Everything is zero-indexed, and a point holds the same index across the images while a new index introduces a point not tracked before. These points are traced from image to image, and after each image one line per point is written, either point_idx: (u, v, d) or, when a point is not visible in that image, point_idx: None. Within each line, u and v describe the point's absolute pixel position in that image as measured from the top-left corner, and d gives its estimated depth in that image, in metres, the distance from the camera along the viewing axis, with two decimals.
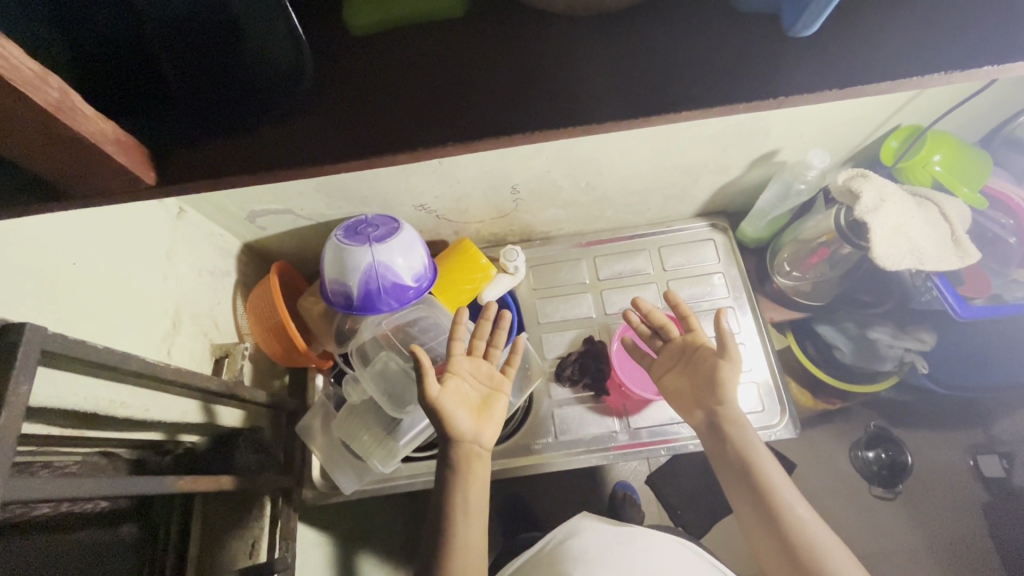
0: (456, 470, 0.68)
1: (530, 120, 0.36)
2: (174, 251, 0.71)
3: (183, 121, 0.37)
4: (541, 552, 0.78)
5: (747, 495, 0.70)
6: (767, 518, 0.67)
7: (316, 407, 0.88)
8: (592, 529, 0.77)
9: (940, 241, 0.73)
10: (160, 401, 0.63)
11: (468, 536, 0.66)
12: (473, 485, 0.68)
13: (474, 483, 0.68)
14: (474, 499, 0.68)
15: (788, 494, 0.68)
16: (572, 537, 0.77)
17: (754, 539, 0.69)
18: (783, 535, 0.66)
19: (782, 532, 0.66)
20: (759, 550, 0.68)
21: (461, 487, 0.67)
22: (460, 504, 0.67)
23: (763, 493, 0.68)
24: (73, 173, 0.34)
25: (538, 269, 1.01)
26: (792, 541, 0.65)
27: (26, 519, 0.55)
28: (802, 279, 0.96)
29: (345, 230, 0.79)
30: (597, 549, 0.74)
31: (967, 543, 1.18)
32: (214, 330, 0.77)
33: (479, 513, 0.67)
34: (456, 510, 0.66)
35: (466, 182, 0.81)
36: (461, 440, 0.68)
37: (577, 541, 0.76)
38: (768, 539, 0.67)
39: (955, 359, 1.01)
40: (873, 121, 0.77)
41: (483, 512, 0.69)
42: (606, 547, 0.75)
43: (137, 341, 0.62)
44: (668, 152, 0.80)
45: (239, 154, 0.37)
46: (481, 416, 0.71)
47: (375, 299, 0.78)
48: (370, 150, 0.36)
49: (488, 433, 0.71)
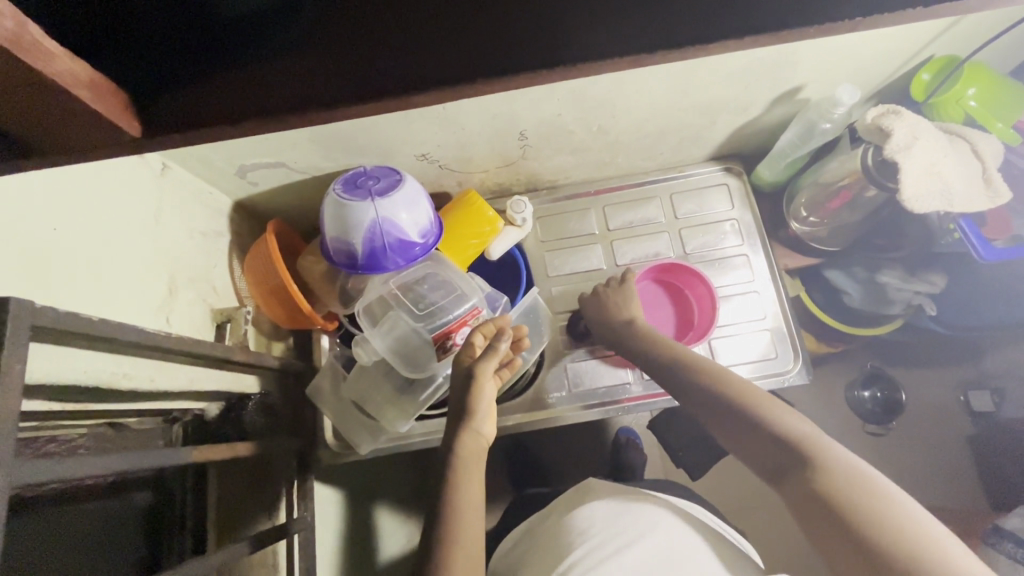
0: (460, 468, 0.67)
1: (563, 50, 0.32)
2: (162, 212, 0.66)
3: (169, 59, 0.32)
4: (549, 524, 0.80)
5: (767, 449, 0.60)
6: (743, 426, 0.62)
7: (325, 368, 0.85)
8: (601, 499, 0.78)
9: (971, 181, 0.70)
10: (165, 372, 0.60)
11: (463, 538, 0.63)
12: (472, 481, 0.67)
13: (476, 479, 0.67)
14: (473, 495, 0.66)
15: (760, 399, 0.63)
16: (581, 508, 0.78)
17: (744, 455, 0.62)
18: (762, 436, 0.60)
19: (762, 433, 0.60)
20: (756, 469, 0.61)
21: (463, 488, 0.66)
22: (463, 504, 0.65)
23: (734, 404, 0.64)
24: (44, 123, 0.29)
25: (546, 220, 0.97)
26: (776, 440, 0.59)
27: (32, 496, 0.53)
28: (819, 225, 0.93)
29: (344, 183, 0.74)
30: (602, 519, 0.74)
31: (956, 473, 1.23)
32: (213, 294, 0.73)
33: (474, 512, 0.66)
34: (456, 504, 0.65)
35: (470, 129, 0.75)
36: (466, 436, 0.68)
37: (587, 510, 0.77)
38: (752, 448, 0.61)
39: (963, 299, 1.00)
40: (909, 51, 0.72)
41: (479, 510, 0.66)
42: (610, 517, 0.74)
43: (133, 311, 0.58)
44: (686, 89, 0.74)
45: (236, 99, 0.32)
46: (487, 414, 0.70)
47: (380, 257, 0.75)
48: (395, 86, 0.32)
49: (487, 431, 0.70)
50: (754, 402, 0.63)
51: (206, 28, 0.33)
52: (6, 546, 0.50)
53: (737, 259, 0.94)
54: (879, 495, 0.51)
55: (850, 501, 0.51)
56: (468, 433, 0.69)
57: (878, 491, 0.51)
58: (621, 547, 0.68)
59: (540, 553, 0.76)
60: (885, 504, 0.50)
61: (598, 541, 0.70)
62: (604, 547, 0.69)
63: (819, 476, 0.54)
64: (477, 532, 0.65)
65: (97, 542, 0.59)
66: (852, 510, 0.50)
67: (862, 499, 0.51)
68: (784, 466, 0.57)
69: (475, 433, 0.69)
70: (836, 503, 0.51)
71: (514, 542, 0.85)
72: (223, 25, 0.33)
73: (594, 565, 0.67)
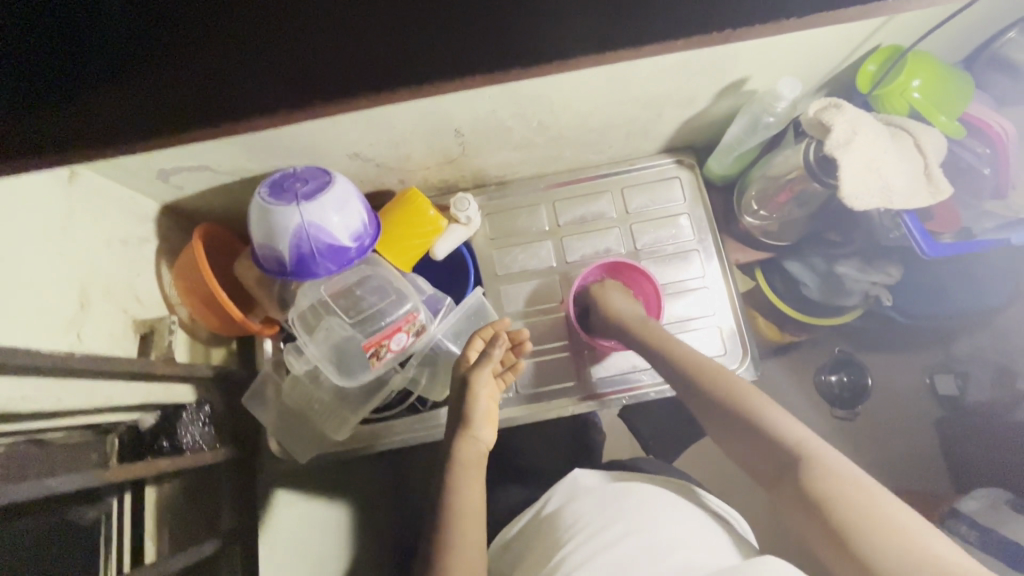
0: (457, 473, 0.70)
1: (418, 68, 0.30)
2: (71, 223, 0.63)
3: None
4: (541, 516, 0.79)
5: (739, 433, 0.65)
6: (733, 426, 0.66)
7: (267, 374, 0.83)
8: (586, 491, 0.78)
9: (913, 177, 0.68)
10: (74, 390, 0.58)
11: (462, 541, 0.66)
12: (472, 487, 0.70)
13: (474, 484, 0.70)
14: (473, 502, 0.69)
15: (745, 395, 0.67)
16: (569, 500, 0.78)
17: (737, 454, 0.66)
18: (751, 434, 0.64)
19: (751, 432, 0.64)
20: (748, 466, 0.65)
21: (463, 496, 0.69)
22: (460, 510, 0.68)
23: (722, 402, 0.68)
24: None
25: (495, 216, 0.95)
26: (765, 438, 0.62)
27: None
28: (769, 218, 0.91)
29: (270, 187, 0.71)
30: (590, 510, 0.74)
31: (917, 457, 1.24)
32: (136, 304, 0.71)
33: (474, 515, 0.68)
34: (463, 511, 0.68)
35: (401, 127, 0.72)
36: (464, 443, 0.72)
37: (575, 504, 0.76)
38: (742, 443, 0.65)
39: (916, 287, 1.00)
40: (851, 42, 0.69)
41: (480, 513, 0.69)
42: (599, 509, 0.73)
43: (37, 330, 0.56)
44: (625, 84, 0.71)
45: (56, 127, 0.30)
46: (488, 420, 0.74)
47: (309, 263, 0.72)
48: (231, 109, 0.30)
49: (486, 434, 0.74)
50: (740, 399, 0.66)
51: (16, 45, 0.30)
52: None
53: (689, 255, 0.92)
54: (860, 486, 0.55)
55: (832, 492, 0.54)
56: (466, 440, 0.72)
57: (861, 486, 0.55)
58: (610, 539, 0.68)
59: (536, 544, 0.75)
60: (867, 496, 0.54)
61: (587, 533, 0.70)
62: (596, 539, 0.68)
63: (805, 472, 0.57)
64: (475, 534, 0.67)
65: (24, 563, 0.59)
66: (820, 487, 0.56)
67: (842, 493, 0.54)
68: (771, 462, 0.61)
69: (472, 437, 0.72)
70: (821, 496, 0.55)
71: (504, 542, 0.82)
72: (34, 44, 0.30)
73: (587, 556, 0.66)
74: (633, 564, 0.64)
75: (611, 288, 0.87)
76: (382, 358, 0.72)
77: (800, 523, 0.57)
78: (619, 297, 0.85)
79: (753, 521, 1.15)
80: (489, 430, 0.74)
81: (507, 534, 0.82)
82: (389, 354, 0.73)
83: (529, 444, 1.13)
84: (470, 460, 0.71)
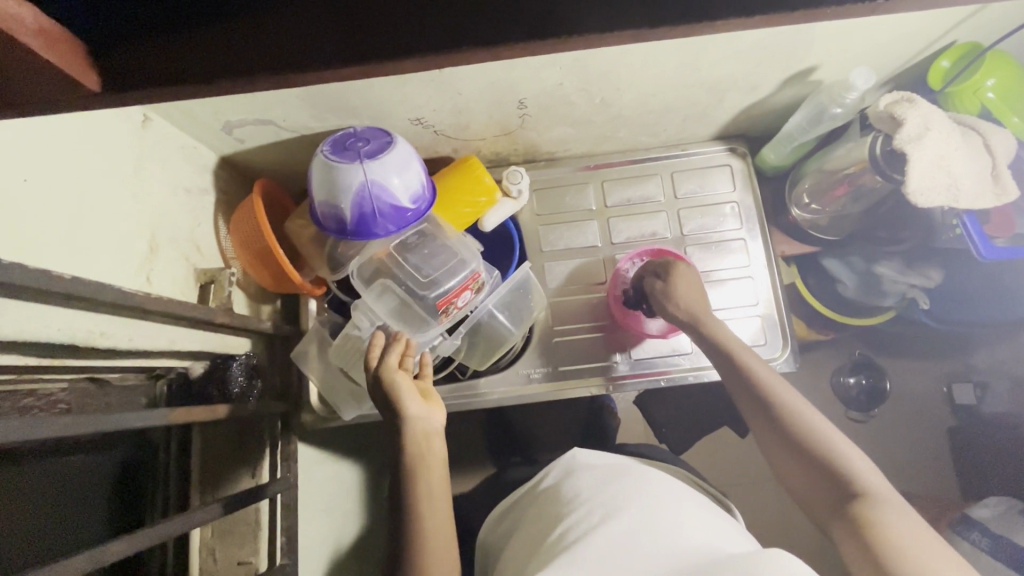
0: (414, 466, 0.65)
1: (552, 21, 0.30)
2: (142, 166, 0.63)
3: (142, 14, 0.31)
4: (540, 489, 0.78)
5: (794, 459, 0.64)
6: (793, 451, 0.65)
7: (311, 333, 0.84)
8: (587, 470, 0.76)
9: (980, 177, 0.68)
10: (144, 331, 0.59)
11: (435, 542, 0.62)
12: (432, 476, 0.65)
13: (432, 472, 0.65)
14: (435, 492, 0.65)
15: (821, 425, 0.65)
16: (570, 475, 0.77)
17: (790, 481, 0.65)
18: (814, 462, 0.63)
19: (823, 471, 0.62)
20: (798, 491, 0.64)
21: (423, 481, 0.64)
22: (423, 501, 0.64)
23: (783, 423, 0.66)
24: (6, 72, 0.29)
25: (542, 192, 0.95)
26: (833, 478, 0.61)
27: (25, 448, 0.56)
28: (820, 212, 0.92)
29: (332, 145, 0.72)
30: (588, 486, 0.72)
31: (932, 465, 1.24)
32: (197, 254, 0.72)
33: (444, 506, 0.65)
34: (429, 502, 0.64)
35: (468, 95, 0.72)
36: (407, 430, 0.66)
37: (574, 478, 0.75)
38: (798, 468, 0.64)
39: (960, 295, 0.97)
40: (931, 34, 0.68)
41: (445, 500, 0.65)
42: (598, 487, 0.71)
43: (111, 270, 0.57)
44: (695, 64, 0.71)
45: (195, 58, 0.31)
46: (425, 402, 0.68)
47: (370, 223, 0.73)
48: (373, 47, 0.30)
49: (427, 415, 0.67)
50: (809, 424, 0.65)
51: None
52: (7, 491, 0.55)
53: (734, 244, 0.92)
54: (924, 540, 0.53)
55: (888, 530, 0.53)
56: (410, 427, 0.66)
57: (916, 532, 0.53)
58: (612, 510, 0.66)
59: (532, 516, 0.74)
60: (930, 547, 0.52)
61: (591, 500, 0.68)
62: (596, 513, 0.66)
63: (864, 508, 0.56)
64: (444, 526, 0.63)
65: (79, 493, 0.62)
66: (875, 521, 0.55)
67: (904, 536, 0.53)
68: (834, 498, 0.60)
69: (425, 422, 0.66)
70: (879, 532, 0.53)
71: (504, 510, 0.84)
72: None
73: (585, 530, 0.64)
74: (632, 536, 0.62)
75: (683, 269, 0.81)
76: (447, 314, 0.73)
77: (843, 551, 0.56)
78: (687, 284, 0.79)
79: (760, 513, 1.17)
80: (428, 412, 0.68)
81: (511, 500, 0.83)
82: (457, 312, 0.74)
83: (551, 422, 1.14)
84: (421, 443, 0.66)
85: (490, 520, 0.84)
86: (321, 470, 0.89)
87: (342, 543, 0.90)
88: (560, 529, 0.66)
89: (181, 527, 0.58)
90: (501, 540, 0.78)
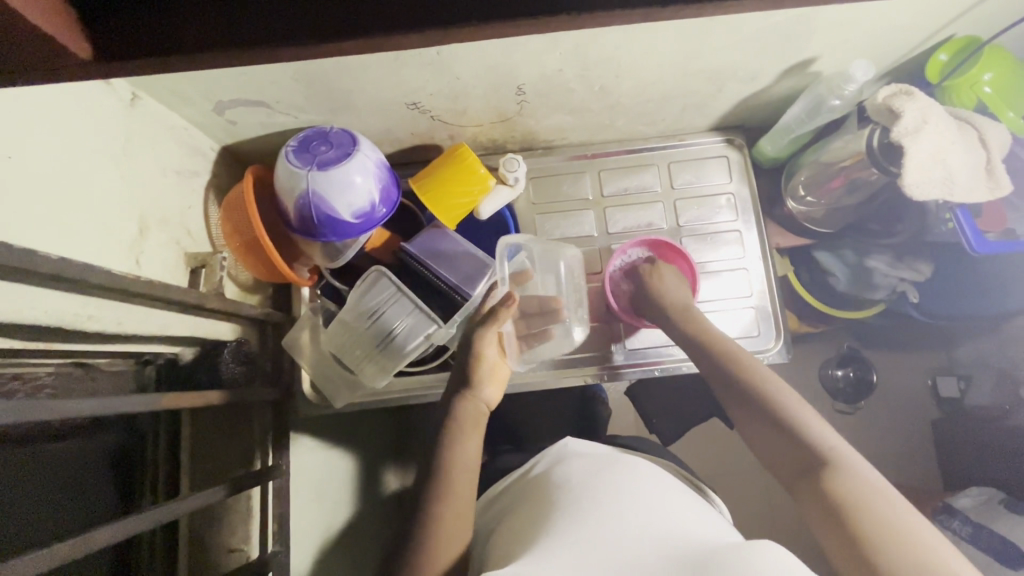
0: (458, 427, 0.70)
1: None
2: (131, 146, 0.62)
3: None
4: (529, 477, 0.78)
5: (762, 429, 0.66)
6: (759, 419, 0.66)
7: (303, 320, 0.83)
8: (577, 457, 0.77)
9: (975, 171, 0.69)
10: (134, 314, 0.58)
11: (457, 488, 0.66)
12: (471, 441, 0.70)
13: (471, 440, 0.70)
14: (468, 459, 0.69)
15: (791, 399, 0.66)
16: (559, 463, 0.77)
17: (765, 453, 0.66)
18: (781, 430, 0.64)
19: (786, 436, 0.63)
20: (773, 460, 0.65)
21: (459, 446, 0.69)
22: (454, 464, 0.68)
23: (760, 397, 0.68)
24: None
25: (538, 181, 0.94)
26: (799, 442, 0.62)
27: (10, 432, 0.55)
28: (815, 205, 0.92)
29: (298, 142, 0.73)
30: (578, 473, 0.72)
31: (915, 456, 1.26)
32: (187, 238, 0.71)
33: (473, 461, 0.69)
34: (461, 468, 0.68)
35: (466, 79, 0.71)
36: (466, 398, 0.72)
37: (564, 465, 0.76)
38: (768, 439, 0.65)
39: (949, 290, 0.98)
40: (929, 28, 0.69)
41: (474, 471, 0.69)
42: (587, 473, 0.72)
43: (98, 251, 0.56)
44: (695, 53, 0.70)
45: (188, 28, 0.29)
46: (495, 378, 0.75)
47: (308, 227, 0.74)
48: (376, 22, 0.29)
49: (491, 384, 0.74)
50: (774, 394, 0.67)
51: None
52: None
53: (729, 236, 0.92)
54: (883, 496, 0.54)
55: (849, 491, 0.55)
56: (470, 396, 0.73)
57: (879, 492, 0.54)
58: (600, 494, 0.67)
59: (522, 502, 0.74)
60: (903, 519, 0.52)
61: (581, 486, 0.69)
62: (584, 497, 0.66)
63: (830, 472, 0.58)
64: (468, 490, 0.67)
65: (66, 480, 0.61)
66: (835, 484, 0.56)
67: (864, 494, 0.54)
68: (801, 463, 0.61)
69: (474, 397, 0.73)
70: (839, 494, 0.55)
71: (493, 497, 0.84)
72: None
73: (574, 512, 0.64)
74: (627, 521, 0.62)
75: (666, 269, 0.87)
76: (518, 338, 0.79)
77: (811, 518, 0.57)
78: (674, 281, 0.86)
79: (746, 501, 1.19)
80: (491, 391, 0.75)
81: (501, 486, 0.83)
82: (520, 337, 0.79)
83: (542, 412, 1.14)
84: (473, 411, 0.72)
85: (479, 508, 0.85)
86: (312, 458, 0.88)
87: (333, 531, 0.90)
88: (548, 513, 0.66)
89: (175, 510, 0.56)
90: (490, 525, 0.78)
